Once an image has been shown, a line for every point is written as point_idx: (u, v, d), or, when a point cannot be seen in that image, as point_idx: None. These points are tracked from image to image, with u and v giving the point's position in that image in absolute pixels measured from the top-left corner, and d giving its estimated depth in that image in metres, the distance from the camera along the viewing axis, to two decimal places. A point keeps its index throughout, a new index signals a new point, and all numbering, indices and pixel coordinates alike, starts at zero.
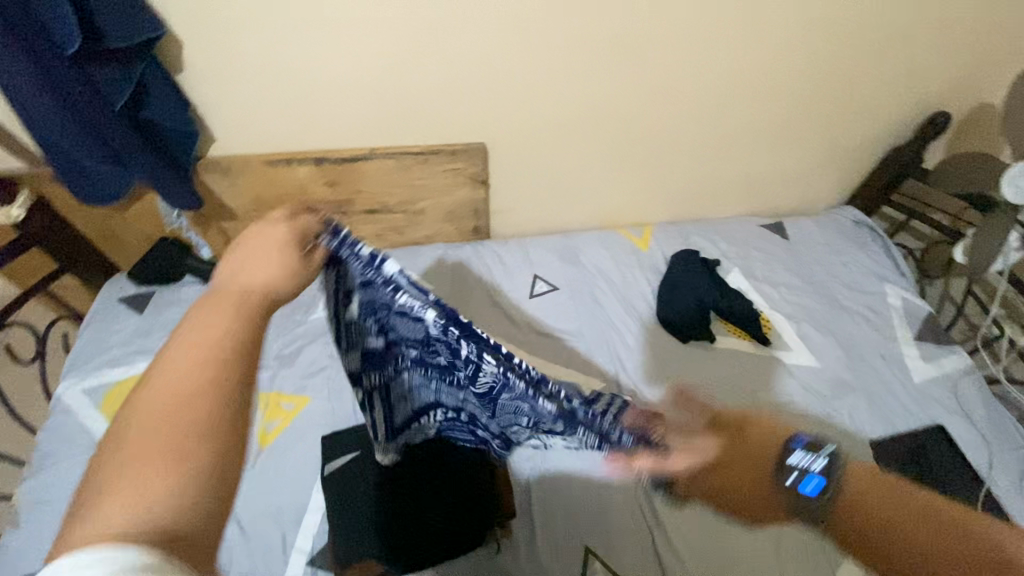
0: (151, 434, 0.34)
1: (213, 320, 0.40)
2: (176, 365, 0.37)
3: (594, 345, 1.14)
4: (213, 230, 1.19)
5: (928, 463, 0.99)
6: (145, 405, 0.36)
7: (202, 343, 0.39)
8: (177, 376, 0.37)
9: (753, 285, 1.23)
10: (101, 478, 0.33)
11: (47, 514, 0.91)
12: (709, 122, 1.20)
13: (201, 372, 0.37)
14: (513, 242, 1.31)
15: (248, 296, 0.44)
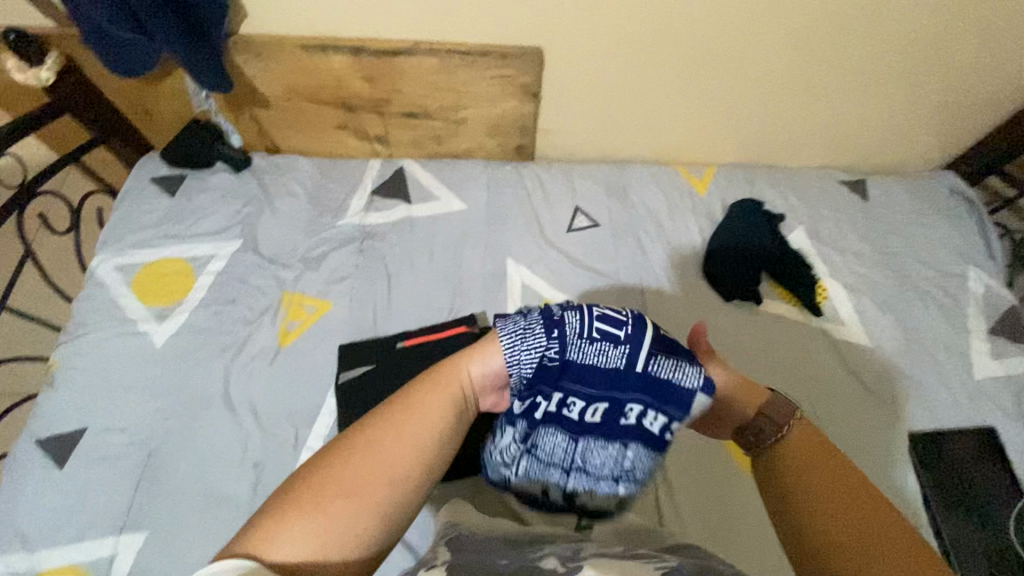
0: (350, 485, 0.47)
1: (424, 410, 0.54)
2: (410, 428, 0.52)
3: (627, 289, 1.07)
4: (245, 116, 1.13)
5: (964, 476, 0.92)
6: (371, 447, 0.50)
7: (407, 436, 0.51)
8: (390, 454, 0.50)
9: (815, 248, 1.11)
10: (303, 489, 0.47)
11: (84, 379, 0.96)
12: (804, 46, 1.02)
13: (399, 463, 0.50)
14: (558, 166, 1.20)
15: (454, 397, 0.56)
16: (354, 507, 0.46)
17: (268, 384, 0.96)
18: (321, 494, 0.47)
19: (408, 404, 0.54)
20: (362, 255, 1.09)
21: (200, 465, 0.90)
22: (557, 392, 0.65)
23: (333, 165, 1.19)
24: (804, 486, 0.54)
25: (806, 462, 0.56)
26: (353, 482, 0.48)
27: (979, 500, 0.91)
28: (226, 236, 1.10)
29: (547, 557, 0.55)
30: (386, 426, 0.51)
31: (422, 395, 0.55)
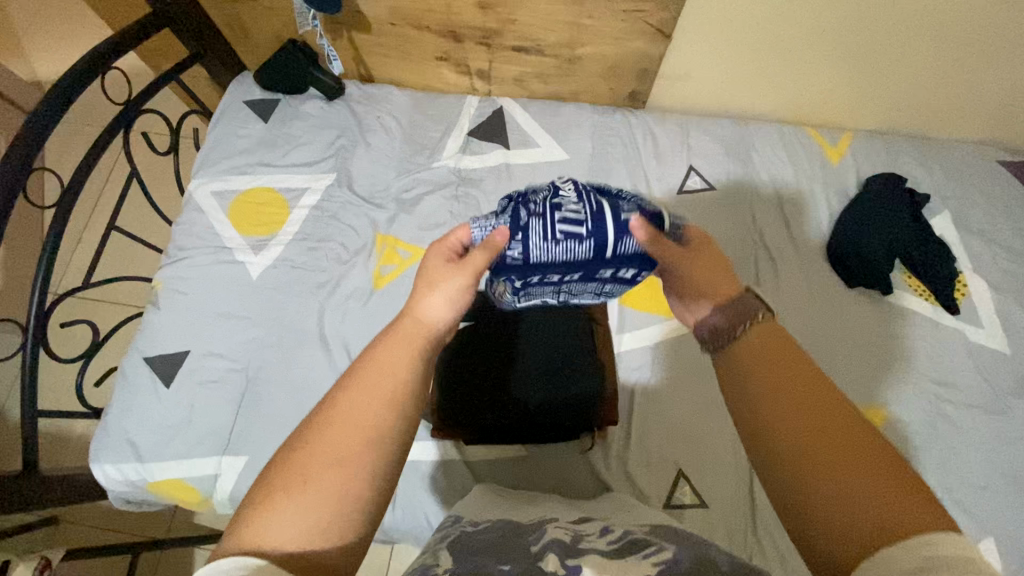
0: (322, 457, 0.41)
1: (394, 358, 0.47)
2: (379, 382, 0.45)
3: (739, 263, 0.99)
4: (343, 39, 1.06)
5: None
6: (340, 415, 0.43)
7: (381, 389, 0.44)
8: (357, 419, 0.43)
9: (960, 238, 0.99)
10: (276, 476, 0.41)
11: (185, 301, 0.98)
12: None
13: (376, 420, 0.43)
14: (673, 118, 1.09)
15: (421, 339, 0.49)
16: (332, 478, 0.40)
17: (362, 326, 0.95)
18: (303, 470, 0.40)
19: (374, 356, 0.47)
20: (457, 201, 1.03)
21: (295, 398, 0.91)
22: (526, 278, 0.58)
23: (430, 100, 1.11)
24: (761, 389, 0.45)
25: (776, 374, 0.45)
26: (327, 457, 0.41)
27: None
28: (321, 168, 1.06)
29: (547, 554, 0.48)
30: (354, 385, 0.44)
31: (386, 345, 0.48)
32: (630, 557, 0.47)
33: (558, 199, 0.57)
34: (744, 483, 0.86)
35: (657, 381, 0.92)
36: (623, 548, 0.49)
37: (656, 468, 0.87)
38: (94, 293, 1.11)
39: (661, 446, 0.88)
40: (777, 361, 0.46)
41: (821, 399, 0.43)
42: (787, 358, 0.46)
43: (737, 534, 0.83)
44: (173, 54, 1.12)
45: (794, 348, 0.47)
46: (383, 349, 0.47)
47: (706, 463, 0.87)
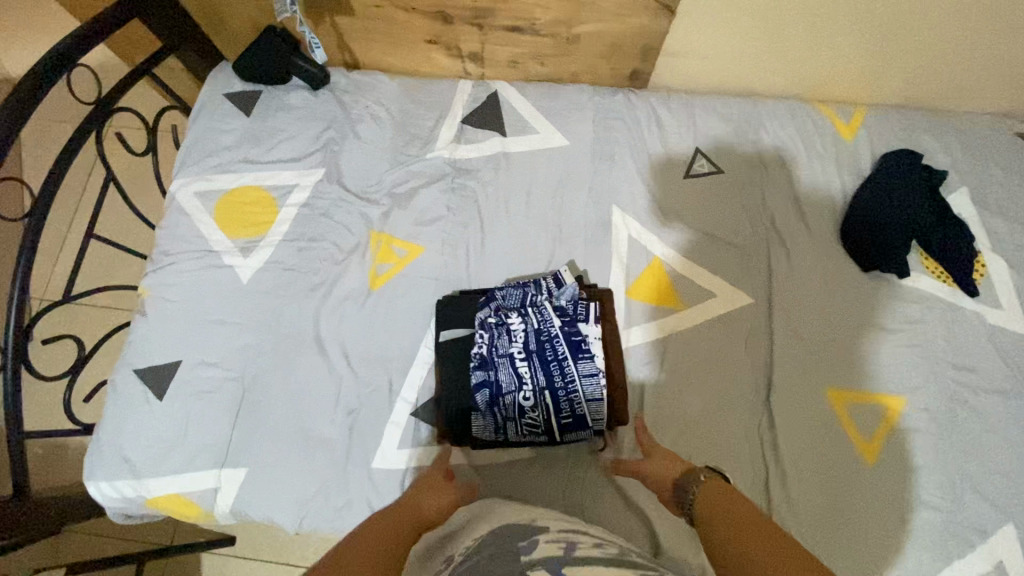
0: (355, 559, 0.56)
1: (389, 526, 0.65)
2: (388, 534, 0.63)
3: (750, 249, 0.95)
4: (326, 24, 0.99)
5: None
6: (362, 543, 0.59)
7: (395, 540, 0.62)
8: (388, 535, 0.63)
9: (978, 215, 0.95)
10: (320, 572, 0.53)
11: (174, 310, 0.94)
12: None
13: (394, 550, 0.61)
14: (677, 97, 1.03)
15: (416, 515, 0.69)
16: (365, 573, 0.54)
17: (360, 329, 0.92)
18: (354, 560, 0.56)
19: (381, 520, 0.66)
20: (454, 194, 0.99)
21: (295, 407, 0.88)
22: (495, 358, 0.82)
23: (420, 86, 1.06)
24: (719, 534, 0.62)
25: (724, 520, 0.64)
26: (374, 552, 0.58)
27: None
28: (309, 164, 1.01)
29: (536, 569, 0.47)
30: (373, 527, 0.64)
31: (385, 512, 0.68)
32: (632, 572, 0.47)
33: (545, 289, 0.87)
34: (759, 478, 0.84)
35: (668, 376, 0.89)
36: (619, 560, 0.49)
37: None
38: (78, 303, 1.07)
39: (674, 443, 0.85)
40: (716, 514, 0.65)
41: (751, 522, 0.61)
42: (723, 505, 0.66)
43: None
44: (145, 46, 1.05)
45: (728, 490, 0.70)
46: (378, 518, 0.66)
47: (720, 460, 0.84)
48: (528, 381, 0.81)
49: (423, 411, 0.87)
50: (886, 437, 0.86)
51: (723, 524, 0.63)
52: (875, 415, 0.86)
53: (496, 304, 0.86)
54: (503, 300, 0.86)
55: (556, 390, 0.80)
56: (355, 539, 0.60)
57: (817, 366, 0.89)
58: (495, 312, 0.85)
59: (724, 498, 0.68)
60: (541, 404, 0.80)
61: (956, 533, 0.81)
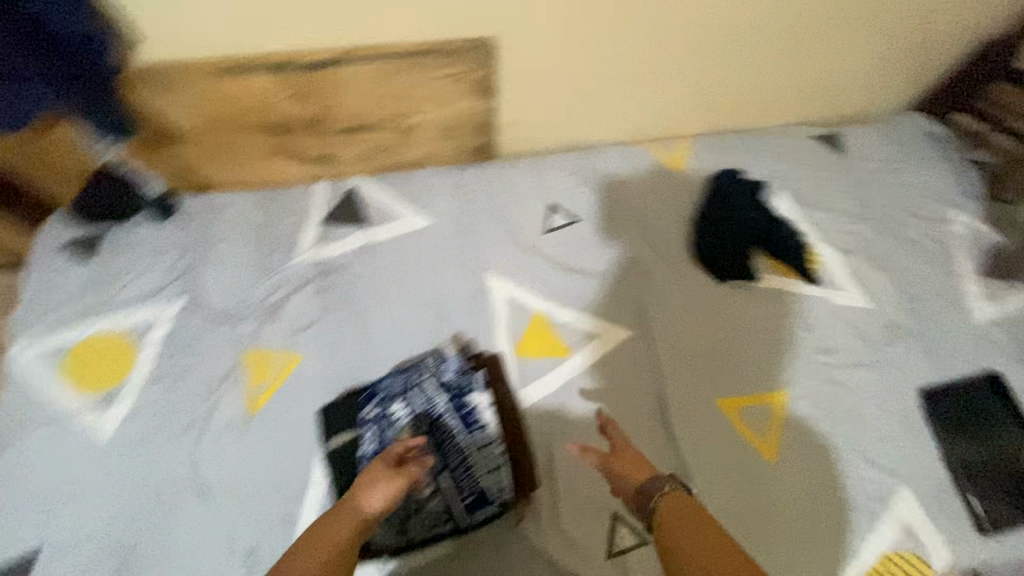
0: None
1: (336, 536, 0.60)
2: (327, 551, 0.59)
3: (619, 285, 1.01)
4: (162, 156, 0.99)
5: (975, 434, 0.90)
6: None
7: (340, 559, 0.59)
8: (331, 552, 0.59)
9: (800, 212, 1.07)
10: None
11: (25, 493, 0.83)
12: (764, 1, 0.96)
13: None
14: (524, 162, 1.10)
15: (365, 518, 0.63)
16: None
17: (246, 458, 0.85)
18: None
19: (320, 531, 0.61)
20: (325, 294, 0.97)
21: (184, 565, 0.79)
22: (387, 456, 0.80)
23: (274, 197, 1.05)
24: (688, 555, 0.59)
25: (697, 541, 0.60)
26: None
27: (996, 462, 0.89)
28: (166, 296, 0.96)
29: None
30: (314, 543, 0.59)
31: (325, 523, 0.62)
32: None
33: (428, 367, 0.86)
34: None
35: (570, 429, 0.89)
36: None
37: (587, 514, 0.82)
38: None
39: (590, 490, 0.84)
40: (677, 525, 0.62)
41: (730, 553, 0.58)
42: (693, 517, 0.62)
43: None
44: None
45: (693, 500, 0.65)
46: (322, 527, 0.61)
47: None
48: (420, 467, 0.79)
49: None
50: (779, 432, 0.91)
51: (691, 541, 0.60)
52: (764, 413, 0.92)
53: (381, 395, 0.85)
54: (386, 392, 0.84)
55: (453, 470, 0.80)
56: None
57: (704, 381, 0.94)
58: (381, 404, 0.84)
59: (675, 501, 0.65)
60: (441, 487, 0.79)
61: (861, 508, 0.86)
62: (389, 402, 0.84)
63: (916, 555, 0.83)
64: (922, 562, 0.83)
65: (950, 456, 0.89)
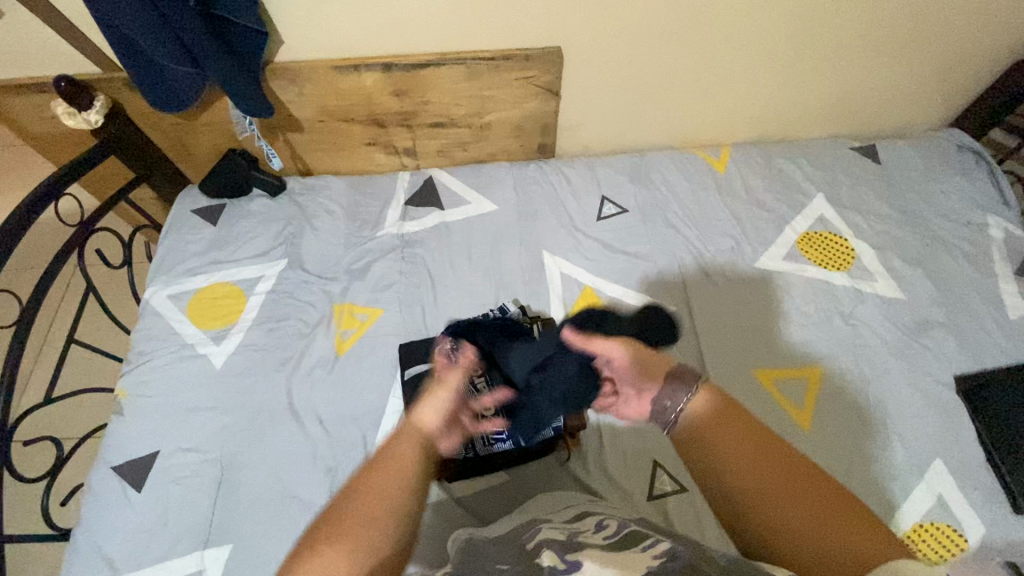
0: (350, 516, 0.48)
1: (401, 449, 0.54)
2: (384, 468, 0.52)
3: (663, 266, 1.11)
4: (280, 141, 1.17)
5: (1017, 419, 0.94)
6: (380, 473, 0.52)
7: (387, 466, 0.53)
8: (378, 478, 0.51)
9: (837, 213, 1.15)
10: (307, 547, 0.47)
11: (152, 404, 0.99)
12: (799, 25, 1.07)
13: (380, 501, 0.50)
14: (580, 161, 1.25)
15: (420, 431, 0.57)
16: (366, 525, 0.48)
17: (331, 391, 0.99)
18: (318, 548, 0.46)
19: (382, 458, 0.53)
20: (404, 261, 1.12)
21: (274, 474, 0.92)
22: None
23: (364, 182, 1.23)
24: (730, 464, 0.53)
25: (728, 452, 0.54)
26: (370, 511, 0.49)
27: None
28: (271, 257, 1.14)
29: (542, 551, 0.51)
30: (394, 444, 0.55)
31: (398, 448, 0.55)
32: (629, 550, 0.50)
33: None
34: None
35: None
36: (622, 541, 0.53)
37: (632, 459, 0.92)
38: (63, 404, 1.24)
39: (635, 443, 0.93)
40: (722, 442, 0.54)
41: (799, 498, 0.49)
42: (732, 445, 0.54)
43: None
44: (107, 204, 1.06)
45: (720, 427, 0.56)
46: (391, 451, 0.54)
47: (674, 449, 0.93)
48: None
49: None
50: (816, 404, 0.96)
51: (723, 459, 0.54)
52: (801, 385, 0.98)
53: None
54: None
55: None
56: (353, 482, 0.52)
57: (745, 350, 1.01)
58: None
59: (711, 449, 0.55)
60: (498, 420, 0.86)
61: (892, 479, 0.90)
62: None
63: (952, 528, 0.86)
64: (959, 536, 0.86)
65: (996, 431, 0.94)
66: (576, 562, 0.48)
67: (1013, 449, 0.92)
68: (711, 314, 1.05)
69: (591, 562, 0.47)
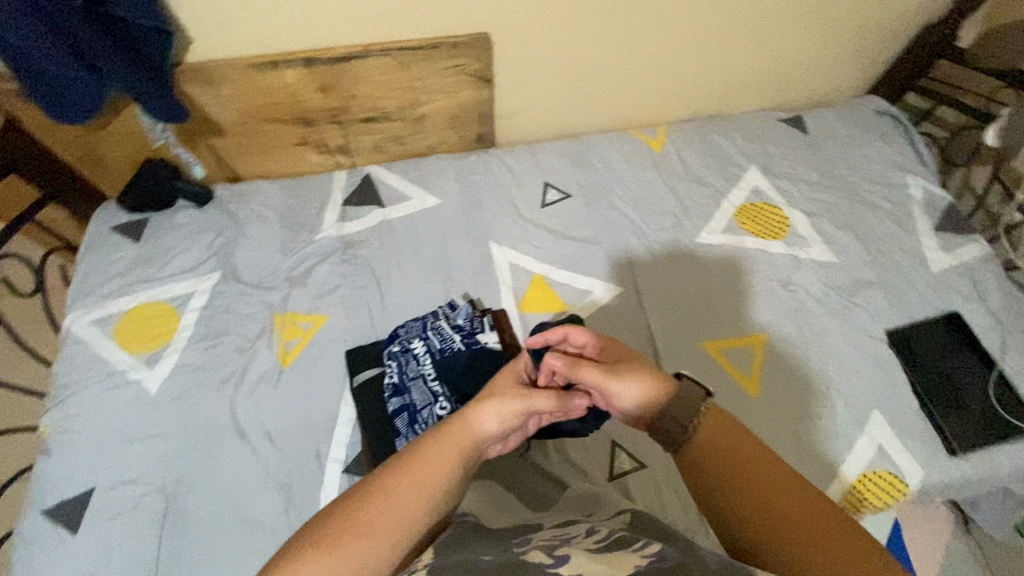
0: (376, 511, 0.49)
1: (442, 458, 0.54)
2: (424, 474, 0.52)
3: (609, 248, 1.11)
4: (201, 147, 1.11)
5: (944, 367, 1.00)
6: (419, 471, 0.52)
7: (430, 476, 0.52)
8: (412, 483, 0.51)
9: (772, 184, 1.18)
10: (333, 527, 0.48)
11: (82, 438, 0.93)
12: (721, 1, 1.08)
13: (410, 509, 0.50)
14: (520, 148, 1.23)
15: (469, 440, 0.56)
16: (392, 528, 0.48)
17: (279, 405, 0.95)
18: (339, 537, 0.47)
19: (421, 457, 0.53)
20: (346, 264, 1.08)
21: (223, 498, 0.88)
22: (410, 394, 0.86)
23: (298, 184, 1.17)
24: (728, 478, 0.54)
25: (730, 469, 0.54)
26: (391, 513, 0.49)
27: (960, 385, 0.99)
28: (203, 270, 1.08)
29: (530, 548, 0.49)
30: (435, 447, 0.55)
31: (439, 452, 0.54)
32: (618, 550, 0.48)
33: (444, 333, 0.92)
34: None
35: None
36: (611, 541, 0.51)
37: (591, 442, 0.92)
38: None
39: None
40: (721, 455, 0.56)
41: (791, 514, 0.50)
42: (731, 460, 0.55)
43: (679, 483, 0.90)
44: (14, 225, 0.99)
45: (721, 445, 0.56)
46: (432, 453, 0.54)
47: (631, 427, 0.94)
48: (441, 397, 0.85)
49: (356, 464, 0.89)
50: (762, 369, 0.99)
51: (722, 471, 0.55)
52: (747, 353, 1.01)
53: (428, 348, 0.90)
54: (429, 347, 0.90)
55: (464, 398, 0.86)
56: (392, 471, 0.52)
57: (692, 324, 1.03)
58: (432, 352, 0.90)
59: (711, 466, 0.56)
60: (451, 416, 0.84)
61: (836, 435, 0.94)
62: (411, 346, 0.91)
63: (893, 475, 0.91)
64: (899, 482, 0.91)
65: (924, 379, 1.00)
66: (564, 557, 0.45)
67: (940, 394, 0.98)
68: (657, 291, 1.07)
69: (577, 557, 0.45)
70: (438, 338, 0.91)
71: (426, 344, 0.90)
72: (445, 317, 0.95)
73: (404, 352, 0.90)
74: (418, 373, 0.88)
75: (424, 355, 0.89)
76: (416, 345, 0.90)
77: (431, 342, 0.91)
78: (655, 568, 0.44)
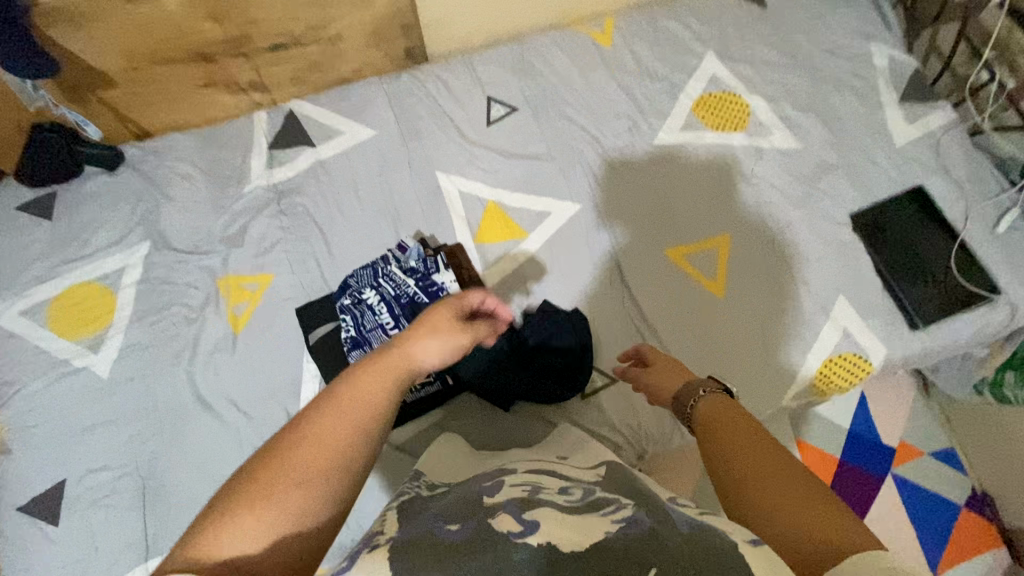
0: (303, 458, 0.39)
1: (377, 385, 0.45)
2: (357, 404, 0.43)
3: (563, 163, 1.04)
4: (94, 103, 0.99)
5: (907, 244, 0.99)
6: (349, 400, 0.43)
7: (365, 404, 0.43)
8: (344, 420, 0.42)
9: (730, 70, 1.10)
10: (247, 487, 0.38)
11: (39, 434, 0.89)
12: None
13: (348, 448, 0.41)
14: (455, 60, 1.11)
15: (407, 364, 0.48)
16: (326, 473, 0.39)
17: (239, 372, 0.91)
18: (255, 495, 0.37)
19: (352, 383, 0.44)
20: (284, 215, 1.00)
21: (200, 471, 0.87)
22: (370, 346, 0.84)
23: (215, 132, 1.06)
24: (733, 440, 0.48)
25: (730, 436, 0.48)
26: (324, 457, 0.39)
27: (925, 260, 0.98)
28: (130, 242, 0.99)
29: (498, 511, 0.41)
30: (368, 372, 0.45)
31: (372, 377, 0.45)
32: (589, 514, 0.41)
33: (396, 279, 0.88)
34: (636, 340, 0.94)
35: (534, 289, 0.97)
36: (587, 504, 0.44)
37: None
38: None
39: None
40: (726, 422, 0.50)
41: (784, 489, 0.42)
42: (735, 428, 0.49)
43: None
44: None
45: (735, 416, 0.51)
46: (365, 378, 0.45)
47: (600, 346, 0.93)
48: None
49: None
50: (727, 270, 0.98)
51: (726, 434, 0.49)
52: (711, 256, 0.98)
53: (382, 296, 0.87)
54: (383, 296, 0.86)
55: None
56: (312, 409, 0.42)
57: (654, 234, 1.00)
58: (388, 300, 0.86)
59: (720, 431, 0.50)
60: None
61: (803, 326, 0.95)
62: (364, 297, 0.87)
63: (857, 356, 0.93)
64: (865, 362, 0.93)
65: (889, 258, 0.99)
66: (534, 525, 0.39)
67: (903, 272, 0.97)
68: (616, 202, 1.02)
69: (546, 525, 0.38)
70: (390, 285, 0.87)
71: (379, 293, 0.87)
72: (395, 261, 0.90)
73: (357, 303, 0.87)
74: (375, 324, 0.85)
75: (380, 305, 0.86)
76: (369, 295, 0.87)
77: (384, 290, 0.87)
78: (626, 535, 0.37)
